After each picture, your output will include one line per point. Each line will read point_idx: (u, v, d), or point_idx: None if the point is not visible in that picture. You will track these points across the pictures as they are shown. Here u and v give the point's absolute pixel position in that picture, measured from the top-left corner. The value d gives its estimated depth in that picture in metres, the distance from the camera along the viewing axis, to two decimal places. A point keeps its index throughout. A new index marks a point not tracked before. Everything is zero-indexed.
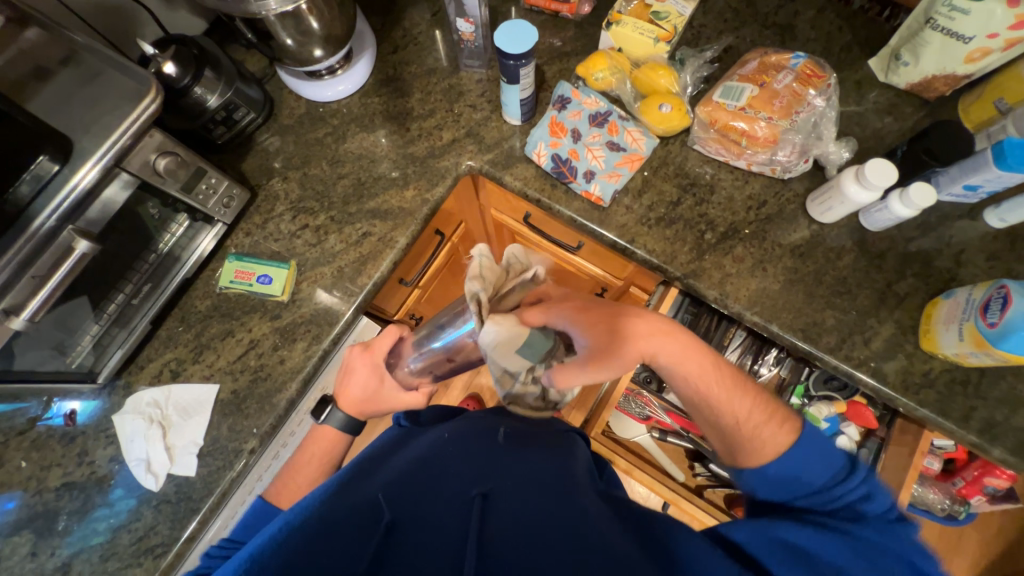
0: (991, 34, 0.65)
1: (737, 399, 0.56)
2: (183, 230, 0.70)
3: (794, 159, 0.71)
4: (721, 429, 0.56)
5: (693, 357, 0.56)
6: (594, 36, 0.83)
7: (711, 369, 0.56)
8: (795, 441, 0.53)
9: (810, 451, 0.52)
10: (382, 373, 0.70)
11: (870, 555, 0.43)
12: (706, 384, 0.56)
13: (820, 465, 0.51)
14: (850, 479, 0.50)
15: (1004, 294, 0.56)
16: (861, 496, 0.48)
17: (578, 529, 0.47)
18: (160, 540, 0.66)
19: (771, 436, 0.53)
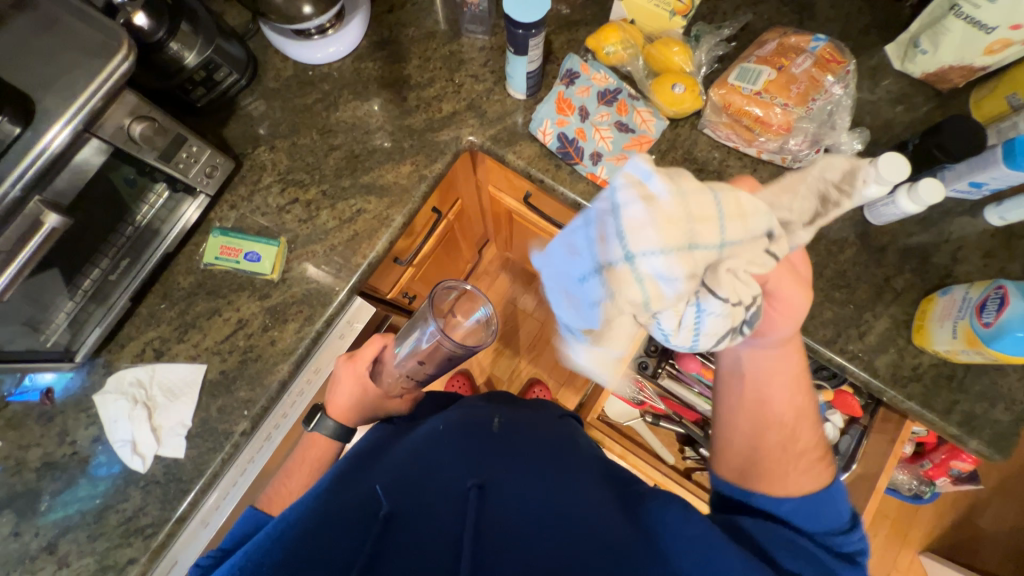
0: (1014, 25, 0.63)
1: (813, 426, 0.55)
2: (161, 201, 0.66)
3: (805, 148, 0.70)
4: (751, 454, 0.53)
5: (791, 377, 0.54)
6: (605, 5, 0.78)
7: (788, 393, 0.54)
8: (835, 484, 0.51)
9: (828, 499, 0.49)
10: (365, 383, 0.66)
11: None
12: (803, 410, 0.54)
13: (831, 512, 0.49)
14: (853, 532, 0.48)
15: (1001, 295, 0.58)
16: (860, 550, 0.47)
17: (577, 521, 0.45)
18: (150, 521, 0.64)
19: (801, 478, 0.50)
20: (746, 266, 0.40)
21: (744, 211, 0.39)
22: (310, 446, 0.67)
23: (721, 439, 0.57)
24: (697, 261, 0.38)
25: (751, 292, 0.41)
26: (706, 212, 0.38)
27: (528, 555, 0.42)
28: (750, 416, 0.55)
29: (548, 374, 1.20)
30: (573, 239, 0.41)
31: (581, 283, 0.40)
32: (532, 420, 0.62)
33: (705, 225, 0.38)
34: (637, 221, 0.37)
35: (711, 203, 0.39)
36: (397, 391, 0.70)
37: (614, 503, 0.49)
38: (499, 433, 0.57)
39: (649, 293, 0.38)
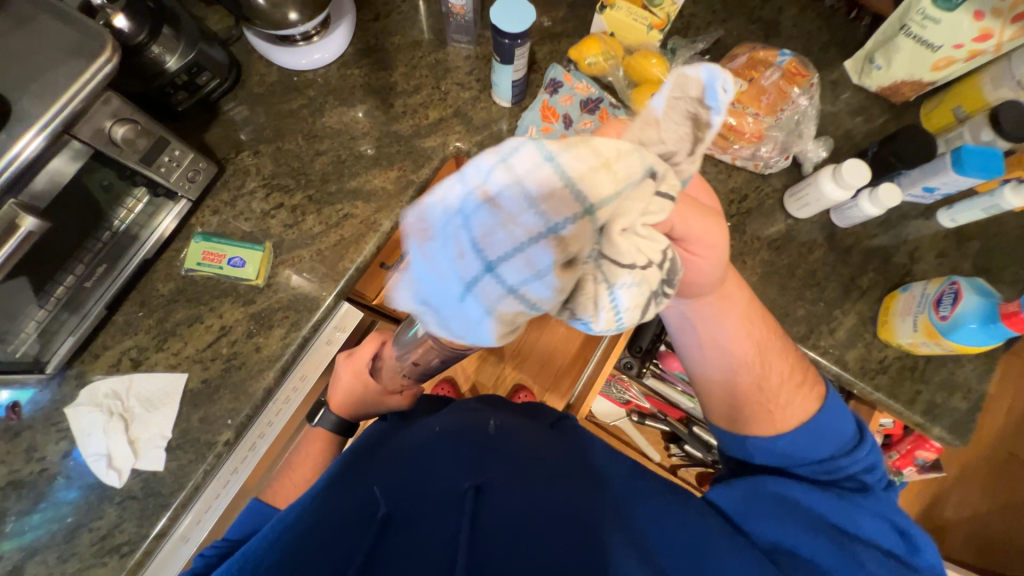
0: (957, 44, 0.69)
1: (783, 355, 0.59)
2: (141, 205, 0.65)
3: (775, 155, 0.74)
4: (738, 400, 0.58)
5: (747, 322, 0.58)
6: (585, 18, 0.81)
7: (749, 334, 0.58)
8: (819, 410, 0.56)
9: (829, 422, 0.55)
10: (365, 378, 0.70)
11: (855, 520, 0.50)
12: (764, 345, 0.59)
13: (837, 435, 0.55)
14: (858, 451, 0.55)
15: (956, 290, 0.63)
16: (863, 466, 0.54)
17: (570, 520, 0.46)
18: (127, 538, 0.62)
19: (790, 410, 0.56)
20: (643, 217, 0.34)
21: (608, 159, 0.32)
22: (314, 440, 0.72)
23: (704, 393, 0.62)
24: (583, 236, 0.32)
25: (658, 247, 0.36)
26: (558, 180, 0.31)
27: (520, 552, 0.43)
28: (719, 366, 0.59)
29: (534, 382, 1.13)
30: (437, 265, 0.32)
31: (460, 305, 0.32)
32: (528, 423, 0.63)
33: (564, 195, 0.31)
34: (489, 227, 0.31)
35: (564, 164, 0.31)
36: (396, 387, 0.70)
37: (602, 507, 0.49)
38: (495, 435, 0.58)
39: (535, 295, 0.32)
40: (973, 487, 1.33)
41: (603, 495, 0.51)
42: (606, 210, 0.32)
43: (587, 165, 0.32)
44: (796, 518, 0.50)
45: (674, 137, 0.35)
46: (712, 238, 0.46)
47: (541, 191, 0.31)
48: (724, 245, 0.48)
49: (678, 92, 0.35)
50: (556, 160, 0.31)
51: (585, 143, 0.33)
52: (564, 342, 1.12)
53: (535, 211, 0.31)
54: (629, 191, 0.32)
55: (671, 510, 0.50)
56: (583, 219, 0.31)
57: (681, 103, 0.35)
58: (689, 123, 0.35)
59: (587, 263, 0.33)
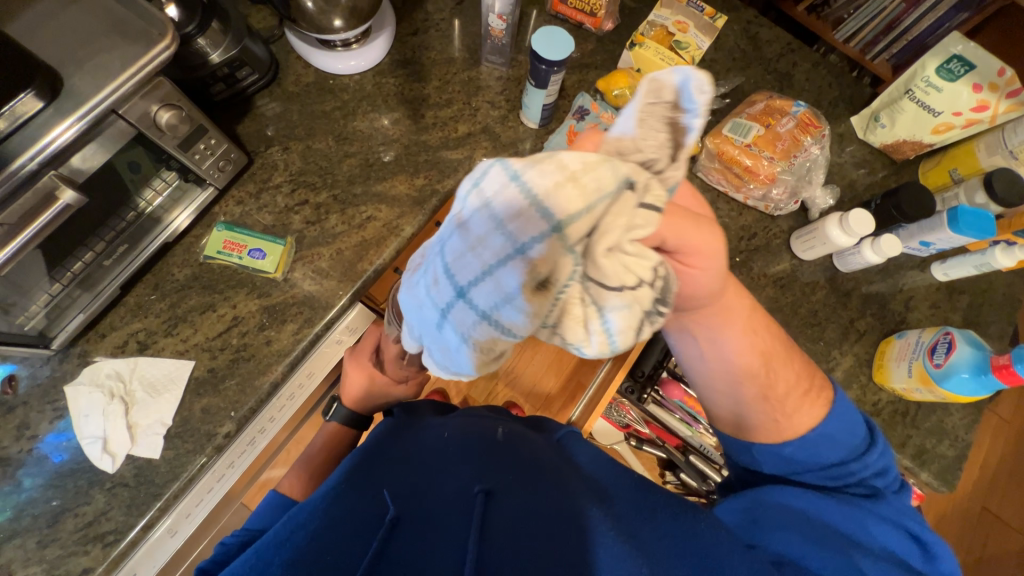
0: (956, 111, 0.75)
1: (789, 364, 0.59)
2: (170, 188, 0.65)
3: (785, 199, 0.78)
4: (744, 413, 0.59)
5: (749, 332, 0.58)
6: (614, 53, 0.85)
7: (750, 344, 0.58)
8: (827, 416, 0.57)
9: (836, 429, 0.56)
10: (370, 372, 0.68)
11: (864, 524, 0.52)
12: (770, 353, 0.59)
13: (847, 443, 0.56)
14: (869, 454, 0.56)
15: (950, 340, 0.66)
16: (874, 471, 0.56)
17: (577, 525, 0.46)
18: (112, 527, 0.60)
19: (798, 422, 0.57)
20: (627, 231, 0.34)
21: (573, 173, 0.33)
22: (319, 438, 0.71)
23: (711, 403, 0.63)
24: (552, 255, 0.33)
25: (648, 264, 0.35)
26: (523, 206, 0.33)
27: (528, 553, 0.42)
28: (725, 377, 0.60)
29: (527, 400, 1.12)
30: (420, 290, 0.36)
31: (439, 331, 0.35)
32: (538, 436, 0.64)
33: (528, 216, 0.33)
34: (460, 252, 0.34)
35: (532, 186, 0.33)
36: (403, 377, 0.70)
37: (609, 517, 0.49)
38: (504, 442, 0.58)
39: (506, 318, 0.34)
40: (950, 537, 1.35)
41: (610, 508, 0.51)
42: (577, 226, 0.33)
43: (554, 182, 0.33)
44: (803, 530, 0.51)
45: (651, 144, 0.36)
46: (710, 250, 0.43)
47: (507, 216, 0.33)
48: (724, 257, 0.46)
49: (651, 98, 0.35)
50: (522, 185, 0.33)
51: (552, 163, 0.34)
52: (562, 361, 1.12)
53: (500, 234, 0.33)
54: (601, 205, 0.33)
55: (678, 525, 0.50)
56: (549, 237, 0.33)
57: (657, 108, 0.35)
58: (668, 128, 0.35)
59: (563, 283, 0.33)
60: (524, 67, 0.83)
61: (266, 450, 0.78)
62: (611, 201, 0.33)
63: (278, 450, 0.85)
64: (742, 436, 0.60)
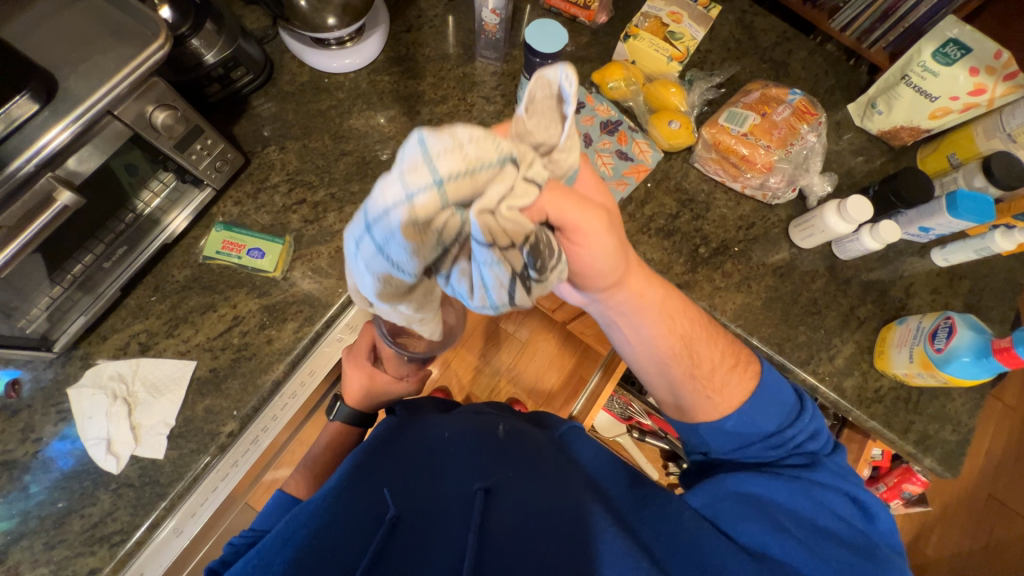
0: (953, 96, 0.75)
1: (714, 343, 0.59)
2: (167, 189, 0.65)
3: (783, 187, 0.78)
4: (676, 392, 0.59)
5: (667, 317, 0.57)
6: (607, 46, 0.85)
7: (669, 326, 0.57)
8: (759, 385, 0.57)
9: (767, 398, 0.57)
10: (370, 372, 0.68)
11: (815, 494, 0.52)
12: (690, 336, 0.58)
13: (777, 410, 0.57)
14: (801, 420, 0.57)
15: (950, 324, 0.66)
16: (808, 434, 0.57)
17: (568, 521, 0.47)
18: (119, 527, 0.61)
19: (728, 396, 0.57)
20: (507, 201, 0.33)
21: (462, 141, 0.31)
22: (324, 436, 0.72)
23: (649, 385, 0.62)
24: (435, 208, 0.32)
25: (525, 231, 0.34)
26: (413, 162, 0.31)
27: (525, 553, 0.42)
28: (650, 360, 0.59)
29: (529, 397, 1.12)
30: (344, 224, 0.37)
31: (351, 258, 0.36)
32: (540, 431, 0.64)
33: (415, 173, 0.31)
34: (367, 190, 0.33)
35: (427, 144, 0.31)
36: (403, 373, 0.72)
37: (609, 513, 0.49)
38: (506, 438, 0.58)
39: (396, 256, 0.33)
40: (956, 523, 1.35)
41: (610, 505, 0.51)
42: (455, 188, 0.32)
43: (448, 145, 0.31)
44: (767, 515, 0.51)
45: (547, 135, 0.38)
46: (591, 227, 0.43)
47: (403, 166, 0.31)
48: (609, 233, 0.45)
49: (541, 92, 0.36)
50: (418, 141, 0.31)
51: (447, 130, 0.32)
52: (563, 357, 1.13)
53: (395, 181, 0.31)
54: (484, 174, 0.32)
55: (665, 517, 0.51)
56: (431, 194, 0.31)
57: (549, 102, 0.37)
58: (562, 121, 0.37)
59: (447, 234, 0.33)
60: (518, 62, 0.83)
61: (269, 450, 0.78)
62: (493, 171, 0.33)
63: (282, 450, 0.85)
64: (687, 418, 0.60)
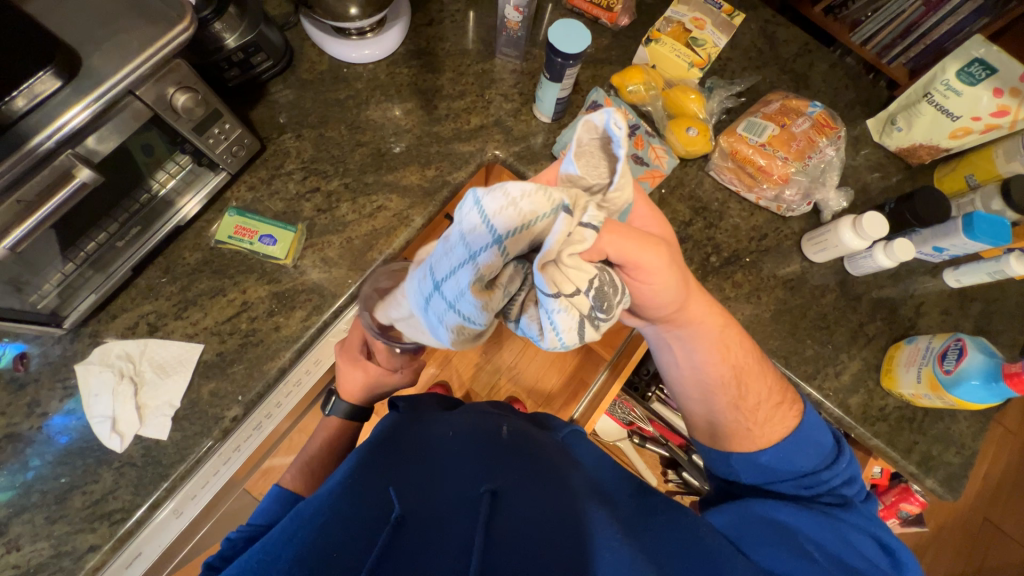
0: (975, 116, 0.75)
1: (761, 378, 0.60)
2: (183, 171, 0.65)
3: (798, 200, 0.77)
4: (714, 419, 0.60)
5: (715, 346, 0.58)
6: (628, 49, 0.85)
7: (716, 356, 0.58)
8: (801, 424, 0.57)
9: (806, 439, 0.56)
10: (362, 363, 0.68)
11: (844, 534, 0.51)
12: (740, 368, 0.59)
13: (816, 453, 0.56)
14: (839, 464, 0.56)
15: (960, 346, 0.66)
16: (844, 480, 0.56)
17: (574, 525, 0.46)
18: (120, 506, 0.61)
19: (768, 433, 0.57)
20: (569, 247, 0.36)
21: (515, 197, 0.36)
22: (325, 427, 0.72)
23: (685, 409, 0.63)
24: (498, 262, 0.37)
25: (586, 274, 0.37)
26: (477, 224, 0.37)
27: (530, 555, 0.41)
28: (696, 386, 0.60)
29: (529, 397, 1.12)
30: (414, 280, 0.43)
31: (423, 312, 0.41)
32: (543, 434, 0.64)
33: (475, 233, 0.36)
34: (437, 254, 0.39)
35: (483, 205, 0.36)
36: (394, 364, 0.69)
37: (613, 520, 0.48)
38: (508, 439, 0.59)
39: (468, 310, 0.38)
40: (950, 545, 1.34)
41: (615, 511, 0.50)
42: (512, 242, 0.36)
43: (501, 203, 0.36)
44: (790, 544, 0.50)
45: (598, 176, 0.41)
46: (654, 265, 0.44)
47: (466, 230, 0.37)
48: (670, 271, 0.46)
49: (587, 135, 0.41)
50: (475, 205, 0.36)
51: (499, 189, 0.36)
52: (564, 358, 1.12)
53: (460, 243, 0.37)
54: (538, 226, 0.36)
55: (675, 531, 0.50)
56: (493, 250, 0.36)
57: (594, 144, 0.41)
58: (608, 158, 0.41)
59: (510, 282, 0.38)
60: (538, 61, 0.83)
61: (270, 437, 0.79)
62: (548, 221, 0.36)
63: (283, 438, 0.85)
64: (719, 447, 0.60)
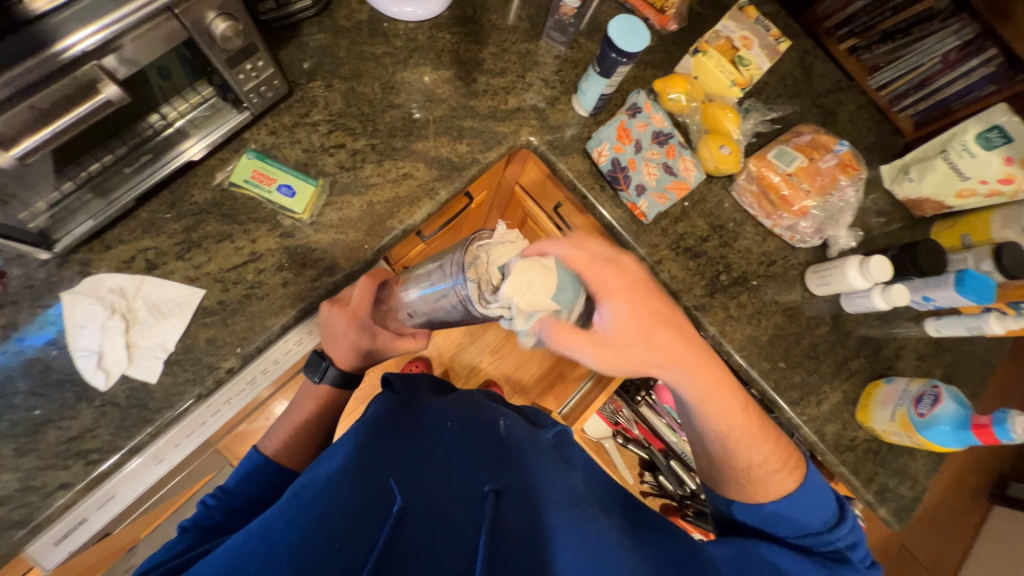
0: (983, 180, 0.77)
1: (761, 443, 0.60)
2: (203, 104, 0.61)
3: (811, 233, 0.79)
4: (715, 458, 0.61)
5: (723, 397, 0.57)
6: (672, 54, 0.84)
7: (727, 409, 0.58)
8: (799, 488, 0.58)
9: (811, 495, 0.59)
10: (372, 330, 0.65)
11: None
12: (739, 430, 0.58)
13: (821, 513, 0.59)
14: (842, 528, 0.58)
15: (936, 393, 0.70)
16: (848, 543, 0.58)
17: (577, 540, 0.46)
18: (97, 446, 0.58)
19: (772, 483, 0.59)
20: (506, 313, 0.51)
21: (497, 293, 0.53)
22: (311, 396, 0.67)
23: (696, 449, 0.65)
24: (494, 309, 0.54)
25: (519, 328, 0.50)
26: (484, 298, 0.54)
27: (532, 566, 0.41)
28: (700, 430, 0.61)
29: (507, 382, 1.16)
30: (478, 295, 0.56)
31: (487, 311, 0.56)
32: (538, 432, 0.65)
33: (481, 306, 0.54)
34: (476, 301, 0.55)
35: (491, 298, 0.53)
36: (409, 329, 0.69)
37: (612, 531, 0.49)
38: (504, 435, 0.59)
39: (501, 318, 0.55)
40: None
41: (610, 521, 0.51)
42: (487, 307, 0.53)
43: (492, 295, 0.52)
44: None
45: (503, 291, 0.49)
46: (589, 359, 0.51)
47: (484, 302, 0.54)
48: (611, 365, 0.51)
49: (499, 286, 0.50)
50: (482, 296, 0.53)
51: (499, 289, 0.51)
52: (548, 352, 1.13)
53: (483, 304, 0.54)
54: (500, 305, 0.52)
55: (671, 555, 0.51)
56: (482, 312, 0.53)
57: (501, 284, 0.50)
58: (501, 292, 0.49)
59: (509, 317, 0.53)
60: (584, 51, 0.81)
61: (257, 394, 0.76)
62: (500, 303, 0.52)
63: (269, 397, 0.83)
64: (723, 490, 0.62)
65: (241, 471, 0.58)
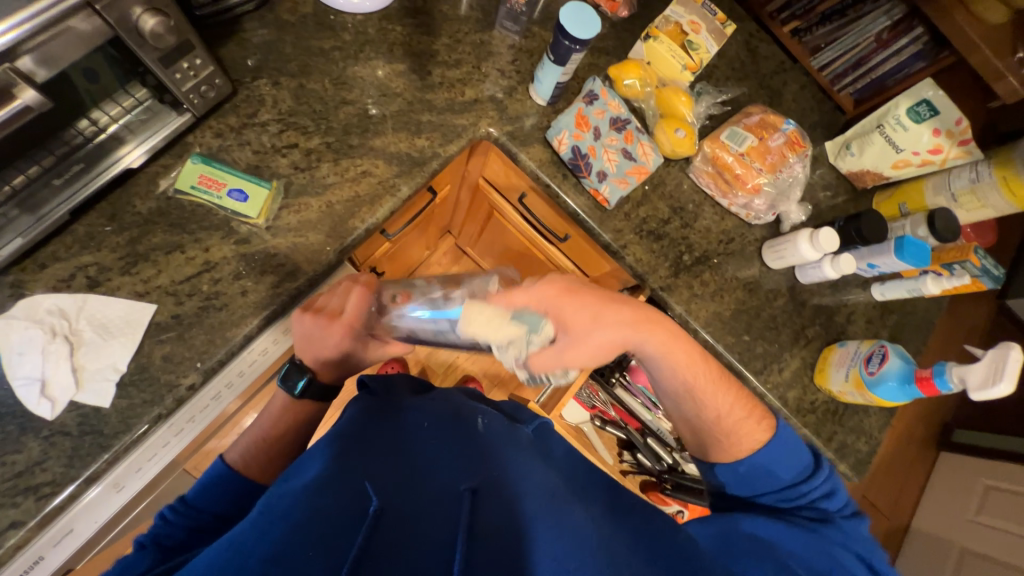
0: (915, 150, 0.84)
1: (727, 392, 0.64)
2: (138, 107, 0.57)
3: (764, 210, 0.83)
4: (695, 424, 0.66)
5: (681, 348, 0.62)
6: (625, 41, 0.86)
7: (689, 365, 0.63)
8: (772, 438, 0.62)
9: (782, 449, 0.62)
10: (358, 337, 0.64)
11: (828, 548, 0.55)
12: (701, 386, 0.64)
13: (791, 466, 0.62)
14: (817, 478, 0.61)
15: (884, 352, 0.76)
16: (823, 493, 0.61)
17: (556, 528, 0.47)
18: (49, 478, 0.54)
19: (745, 439, 0.62)
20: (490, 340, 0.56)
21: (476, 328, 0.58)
22: (281, 406, 0.65)
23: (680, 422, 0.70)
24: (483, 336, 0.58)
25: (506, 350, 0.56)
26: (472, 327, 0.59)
27: (509, 557, 0.42)
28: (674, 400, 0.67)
29: (484, 376, 1.16)
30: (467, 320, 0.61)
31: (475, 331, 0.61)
32: (516, 427, 0.66)
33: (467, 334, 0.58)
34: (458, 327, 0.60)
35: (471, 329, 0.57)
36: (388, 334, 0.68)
37: (589, 517, 0.51)
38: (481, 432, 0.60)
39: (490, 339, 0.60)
40: None
41: (587, 508, 0.53)
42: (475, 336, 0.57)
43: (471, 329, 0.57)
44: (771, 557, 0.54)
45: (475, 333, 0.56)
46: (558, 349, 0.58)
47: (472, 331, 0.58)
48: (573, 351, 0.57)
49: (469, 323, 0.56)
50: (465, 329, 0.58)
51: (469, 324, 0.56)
52: None
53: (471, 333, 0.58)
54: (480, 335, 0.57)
55: (649, 534, 0.52)
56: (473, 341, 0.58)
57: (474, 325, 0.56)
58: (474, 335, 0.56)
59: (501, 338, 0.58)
60: (538, 40, 0.81)
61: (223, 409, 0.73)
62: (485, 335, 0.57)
63: (237, 412, 0.80)
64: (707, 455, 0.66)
65: (212, 490, 0.56)
